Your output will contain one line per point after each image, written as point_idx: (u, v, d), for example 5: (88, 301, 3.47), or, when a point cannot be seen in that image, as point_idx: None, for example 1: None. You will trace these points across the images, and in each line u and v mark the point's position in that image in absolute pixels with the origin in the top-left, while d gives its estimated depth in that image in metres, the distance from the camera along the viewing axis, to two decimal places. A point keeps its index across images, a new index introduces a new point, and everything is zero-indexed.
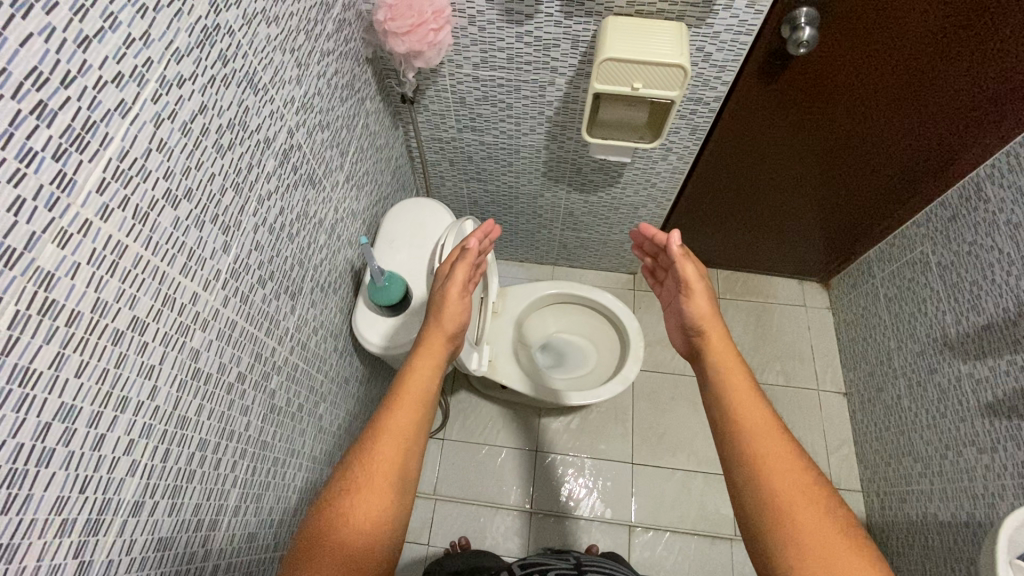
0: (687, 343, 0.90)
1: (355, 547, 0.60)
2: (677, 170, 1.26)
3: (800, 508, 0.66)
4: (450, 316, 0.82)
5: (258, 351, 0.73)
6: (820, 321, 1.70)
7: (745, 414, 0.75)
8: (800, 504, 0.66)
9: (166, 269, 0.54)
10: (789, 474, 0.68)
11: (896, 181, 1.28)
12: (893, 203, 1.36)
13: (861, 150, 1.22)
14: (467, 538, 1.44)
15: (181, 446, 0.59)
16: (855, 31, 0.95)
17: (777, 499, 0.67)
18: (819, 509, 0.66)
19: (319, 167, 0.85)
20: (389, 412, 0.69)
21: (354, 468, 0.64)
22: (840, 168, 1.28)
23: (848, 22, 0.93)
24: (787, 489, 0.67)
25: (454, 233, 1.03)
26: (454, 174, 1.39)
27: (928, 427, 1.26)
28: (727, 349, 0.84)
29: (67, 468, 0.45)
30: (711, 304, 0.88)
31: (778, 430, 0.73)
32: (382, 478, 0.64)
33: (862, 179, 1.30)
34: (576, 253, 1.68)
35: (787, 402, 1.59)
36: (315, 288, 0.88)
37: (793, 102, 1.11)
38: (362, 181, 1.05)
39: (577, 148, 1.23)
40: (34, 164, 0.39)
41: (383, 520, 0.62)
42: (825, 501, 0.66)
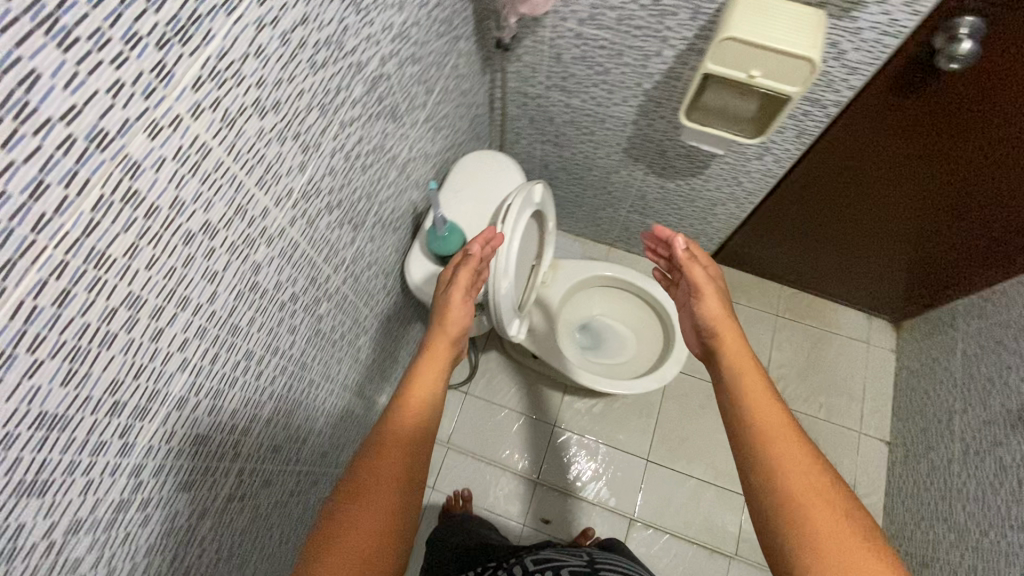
0: (700, 345, 0.87)
1: (362, 549, 0.59)
2: (770, 173, 1.17)
3: (820, 519, 0.61)
4: (453, 319, 0.83)
5: (314, 275, 0.73)
6: (880, 361, 1.59)
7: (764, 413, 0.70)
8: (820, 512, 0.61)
9: (245, 180, 0.53)
10: (810, 479, 0.64)
11: (1011, 237, 1.15)
12: (1000, 260, 1.22)
13: (980, 191, 1.10)
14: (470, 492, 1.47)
15: (229, 352, 0.60)
16: (1012, 58, 0.84)
17: (790, 501, 0.63)
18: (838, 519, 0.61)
19: (403, 102, 0.83)
20: (393, 421, 0.71)
21: (358, 472, 0.65)
22: (950, 206, 1.16)
23: (1011, 44, 0.82)
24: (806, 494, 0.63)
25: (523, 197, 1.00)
26: (531, 133, 1.33)
27: (975, 500, 1.17)
28: (744, 351, 0.79)
29: (125, 353, 0.46)
30: (723, 306, 0.84)
31: (792, 428, 0.69)
32: (387, 484, 0.64)
33: (973, 224, 1.18)
34: (637, 238, 1.61)
35: (823, 437, 1.51)
36: (376, 223, 0.88)
37: (914, 123, 1.01)
38: (440, 123, 1.02)
39: (666, 129, 1.16)
40: (137, 49, 0.38)
41: (391, 517, 0.62)
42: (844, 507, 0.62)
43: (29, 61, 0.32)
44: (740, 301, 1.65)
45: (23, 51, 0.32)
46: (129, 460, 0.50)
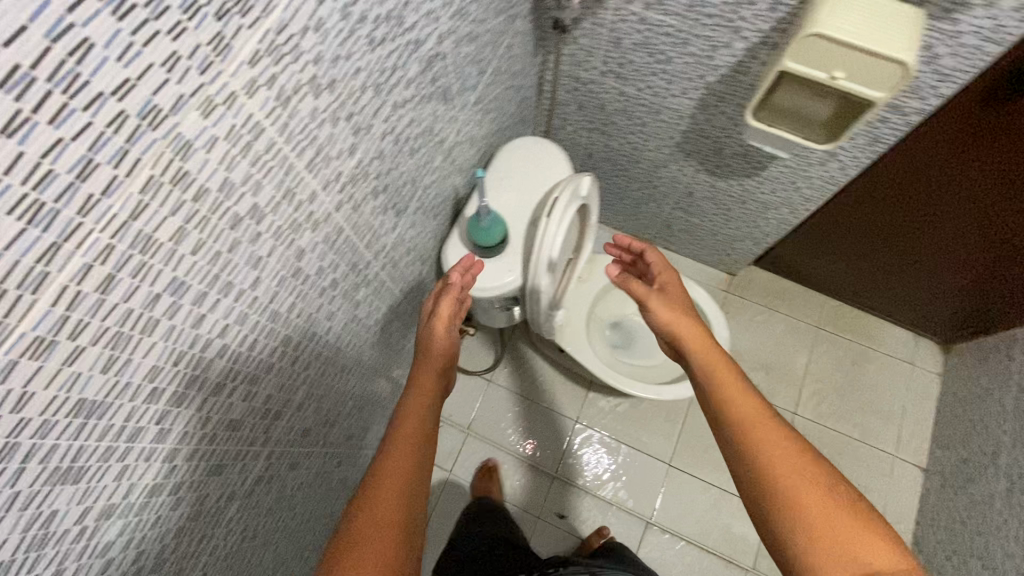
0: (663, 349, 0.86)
1: None
2: (832, 180, 1.10)
3: (812, 505, 0.58)
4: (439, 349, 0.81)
5: (355, 261, 0.71)
6: (923, 385, 1.52)
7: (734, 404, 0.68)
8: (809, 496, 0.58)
9: (295, 162, 0.50)
10: (792, 463, 0.61)
11: None
12: None
13: None
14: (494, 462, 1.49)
15: (268, 338, 0.59)
16: None
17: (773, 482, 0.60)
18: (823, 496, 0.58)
19: (456, 83, 0.78)
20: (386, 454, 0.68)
21: (357, 514, 0.62)
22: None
23: None
24: (789, 477, 0.60)
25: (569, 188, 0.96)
26: (579, 119, 1.28)
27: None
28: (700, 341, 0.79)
29: (166, 340, 0.44)
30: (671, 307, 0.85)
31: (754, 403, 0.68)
32: (386, 520, 0.62)
33: None
34: (678, 235, 1.55)
35: (855, 457, 1.46)
36: (418, 209, 0.85)
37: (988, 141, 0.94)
38: (489, 106, 0.98)
39: (726, 125, 1.09)
40: (196, 19, 0.35)
41: (399, 543, 0.61)
42: (825, 480, 0.60)
43: (82, 29, 0.29)
44: (780, 310, 1.59)
45: (77, 18, 0.29)
46: (164, 445, 0.49)
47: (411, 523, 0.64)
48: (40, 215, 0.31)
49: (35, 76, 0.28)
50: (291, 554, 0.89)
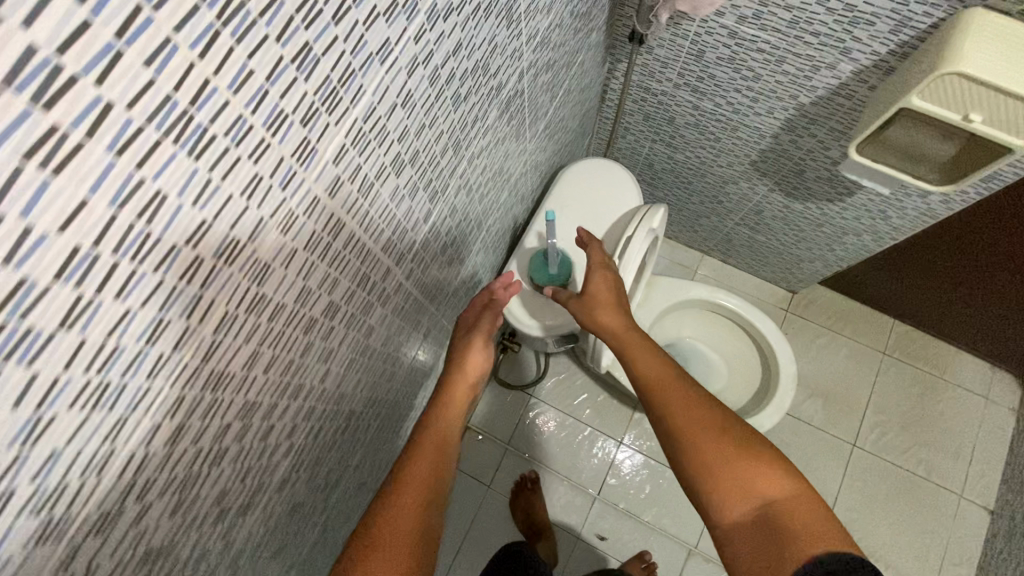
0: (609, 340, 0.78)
1: None
2: (930, 213, 0.98)
3: (710, 453, 0.58)
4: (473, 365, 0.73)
5: (419, 320, 0.65)
6: (995, 420, 1.42)
7: (643, 368, 0.67)
8: (704, 437, 0.59)
9: (372, 247, 0.44)
10: (692, 415, 0.61)
11: None
12: None
13: None
14: (537, 475, 1.45)
15: (332, 420, 0.54)
16: None
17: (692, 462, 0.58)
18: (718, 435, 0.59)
19: (529, 116, 0.71)
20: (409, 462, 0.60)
21: (376, 525, 0.53)
22: None
23: None
24: (686, 428, 0.60)
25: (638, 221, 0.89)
26: (643, 130, 1.18)
27: None
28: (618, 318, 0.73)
29: (235, 462, 0.39)
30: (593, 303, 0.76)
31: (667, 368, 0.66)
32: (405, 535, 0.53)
33: None
34: (738, 250, 1.46)
35: (917, 494, 1.37)
36: (480, 249, 0.78)
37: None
38: (556, 128, 0.89)
39: (813, 148, 0.98)
40: (280, 132, 0.28)
41: (414, 551, 0.52)
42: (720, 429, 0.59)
43: (157, 184, 0.23)
44: (843, 333, 1.49)
45: (151, 173, 0.22)
46: (229, 555, 0.45)
47: (428, 536, 0.55)
48: (105, 396, 0.25)
49: (98, 253, 0.22)
50: None
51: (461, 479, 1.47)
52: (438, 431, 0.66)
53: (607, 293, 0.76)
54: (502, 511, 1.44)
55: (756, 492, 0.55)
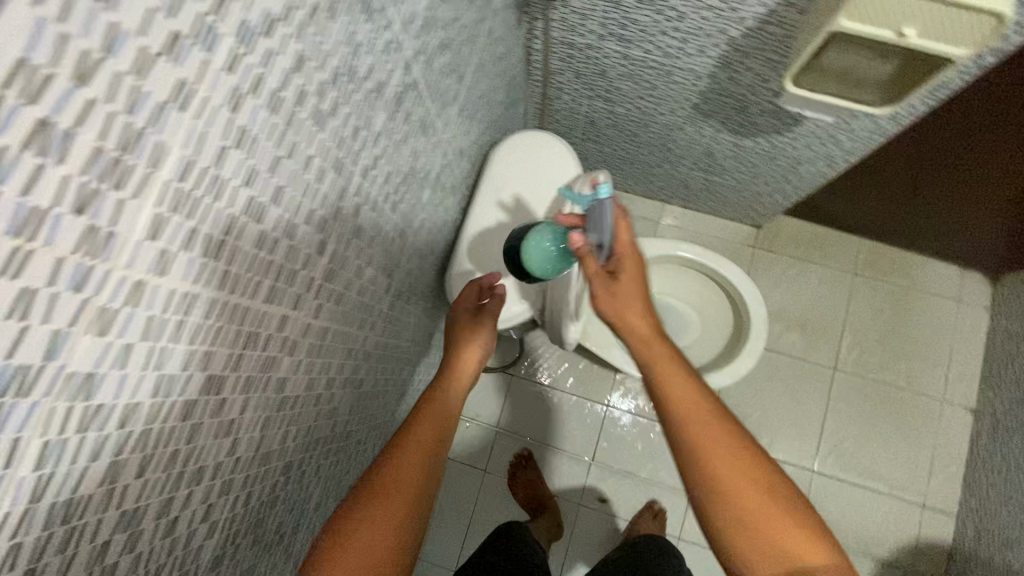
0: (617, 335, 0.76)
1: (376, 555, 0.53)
2: (881, 132, 0.94)
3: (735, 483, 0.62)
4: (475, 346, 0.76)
5: (350, 347, 0.61)
6: (970, 322, 1.43)
7: (670, 383, 0.68)
8: (730, 473, 0.62)
9: (251, 303, 0.40)
10: (720, 443, 0.64)
11: None
12: None
13: None
14: (530, 451, 1.45)
15: (264, 481, 0.50)
16: None
17: (716, 487, 0.62)
18: (740, 466, 0.63)
19: (433, 106, 0.64)
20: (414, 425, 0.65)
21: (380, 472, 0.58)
22: None
23: None
24: (716, 455, 0.63)
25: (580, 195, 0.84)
26: (578, 87, 1.11)
27: None
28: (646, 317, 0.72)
29: (133, 570, 0.36)
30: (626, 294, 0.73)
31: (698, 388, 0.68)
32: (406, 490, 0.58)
33: None
34: (698, 195, 1.41)
35: (902, 408, 1.39)
36: (412, 254, 0.73)
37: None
38: (476, 107, 0.83)
39: (752, 83, 0.93)
40: (43, 232, 0.23)
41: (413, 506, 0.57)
42: (746, 460, 0.63)
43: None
44: (813, 260, 1.47)
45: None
46: None
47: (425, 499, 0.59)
48: None
49: None
50: None
51: (457, 468, 1.47)
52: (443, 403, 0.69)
53: (632, 280, 0.73)
54: (501, 491, 1.46)
55: (772, 523, 0.60)
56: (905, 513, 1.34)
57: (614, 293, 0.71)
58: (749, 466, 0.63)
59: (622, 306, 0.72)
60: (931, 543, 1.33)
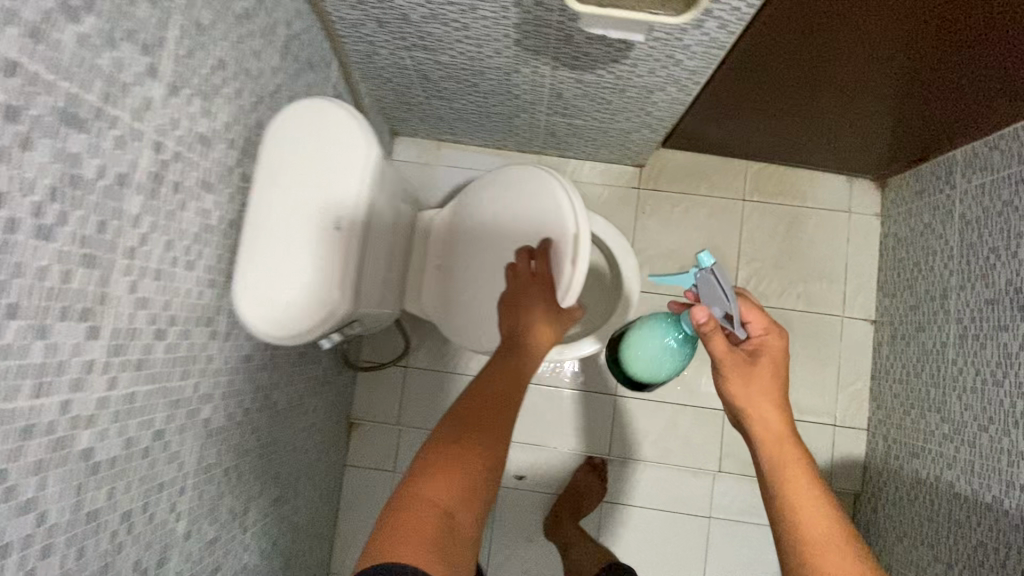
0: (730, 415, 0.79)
1: (446, 496, 0.67)
2: (716, 43, 0.84)
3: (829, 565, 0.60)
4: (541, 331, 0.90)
5: (28, 423, 0.47)
6: (862, 232, 1.38)
7: (784, 460, 0.69)
8: (830, 559, 0.60)
9: None
10: (825, 530, 0.63)
11: (968, 74, 0.92)
12: (979, 104, 0.99)
13: (919, 41, 0.86)
14: None
15: None
16: None
17: (809, 558, 0.61)
18: (840, 555, 0.61)
19: (87, 89, 0.49)
20: (494, 404, 0.79)
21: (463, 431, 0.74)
22: (905, 63, 0.93)
23: None
24: (815, 532, 0.62)
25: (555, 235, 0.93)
26: (387, 38, 0.95)
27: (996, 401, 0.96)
28: (766, 387, 0.74)
29: None
30: (753, 371, 0.75)
31: (808, 472, 0.68)
32: (474, 449, 0.72)
33: (941, 71, 0.93)
34: (568, 141, 1.29)
35: (804, 330, 1.36)
36: (144, 279, 0.59)
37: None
38: (215, 80, 0.67)
39: (563, 6, 0.79)
40: None
41: (485, 472, 0.71)
42: (850, 551, 0.61)
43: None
44: (700, 192, 1.39)
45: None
46: None
47: (495, 466, 0.73)
48: None
49: None
50: None
51: (363, 473, 1.38)
52: (508, 384, 0.82)
53: (768, 363, 0.75)
54: None
55: None
56: (816, 435, 1.33)
57: (746, 374, 0.74)
58: (830, 532, 0.63)
59: (747, 381, 0.74)
60: (845, 460, 1.32)
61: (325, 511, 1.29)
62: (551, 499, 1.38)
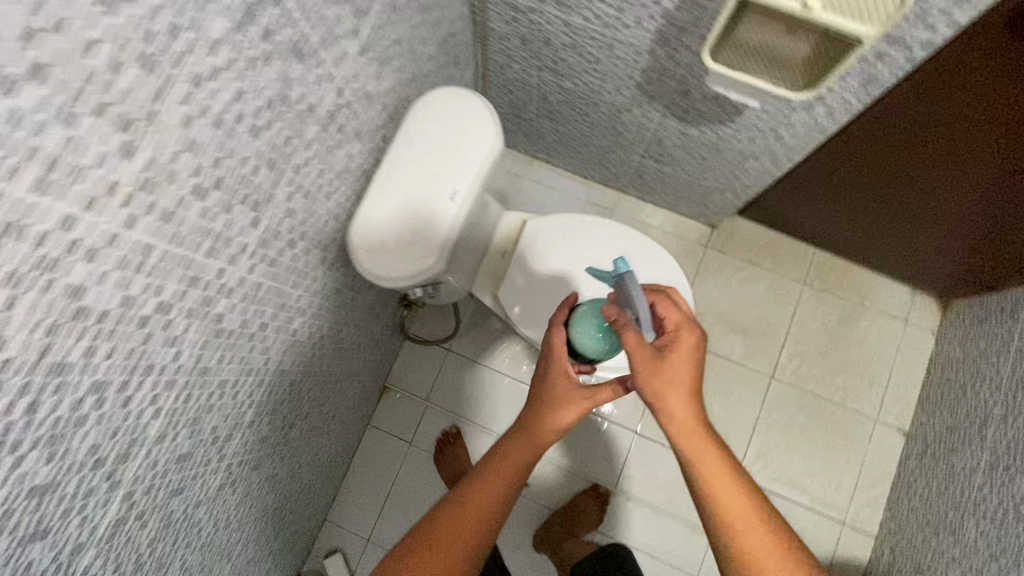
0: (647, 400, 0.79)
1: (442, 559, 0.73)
2: (820, 128, 0.92)
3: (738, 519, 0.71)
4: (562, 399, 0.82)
5: (195, 276, 0.58)
6: (914, 345, 1.40)
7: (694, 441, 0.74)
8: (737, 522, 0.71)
9: (6, 187, 0.36)
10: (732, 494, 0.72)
11: None
12: None
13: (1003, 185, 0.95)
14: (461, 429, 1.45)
15: (59, 394, 0.48)
16: (989, 52, 0.73)
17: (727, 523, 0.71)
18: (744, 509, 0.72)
19: (312, 32, 0.61)
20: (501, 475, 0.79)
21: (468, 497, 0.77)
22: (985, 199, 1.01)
23: (989, 41, 0.71)
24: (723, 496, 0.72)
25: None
26: (524, 55, 1.08)
27: (1007, 532, 0.96)
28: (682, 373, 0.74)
29: None
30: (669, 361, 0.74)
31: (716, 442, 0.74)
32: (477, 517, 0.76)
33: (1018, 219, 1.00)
34: (651, 185, 1.39)
35: (834, 422, 1.37)
36: (294, 194, 0.70)
37: (1005, 75, 0.76)
38: (388, 53, 0.79)
39: (691, 63, 0.89)
40: None
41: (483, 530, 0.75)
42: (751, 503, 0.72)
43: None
44: (764, 265, 1.45)
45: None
46: None
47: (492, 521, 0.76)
48: None
49: None
50: (198, 560, 0.85)
51: (383, 436, 1.47)
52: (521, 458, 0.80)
53: (680, 361, 0.74)
54: (424, 464, 1.46)
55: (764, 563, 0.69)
56: (822, 528, 1.32)
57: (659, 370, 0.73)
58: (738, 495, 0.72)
59: (665, 391, 0.73)
60: (845, 561, 1.31)
61: (339, 459, 1.37)
62: (547, 513, 1.41)
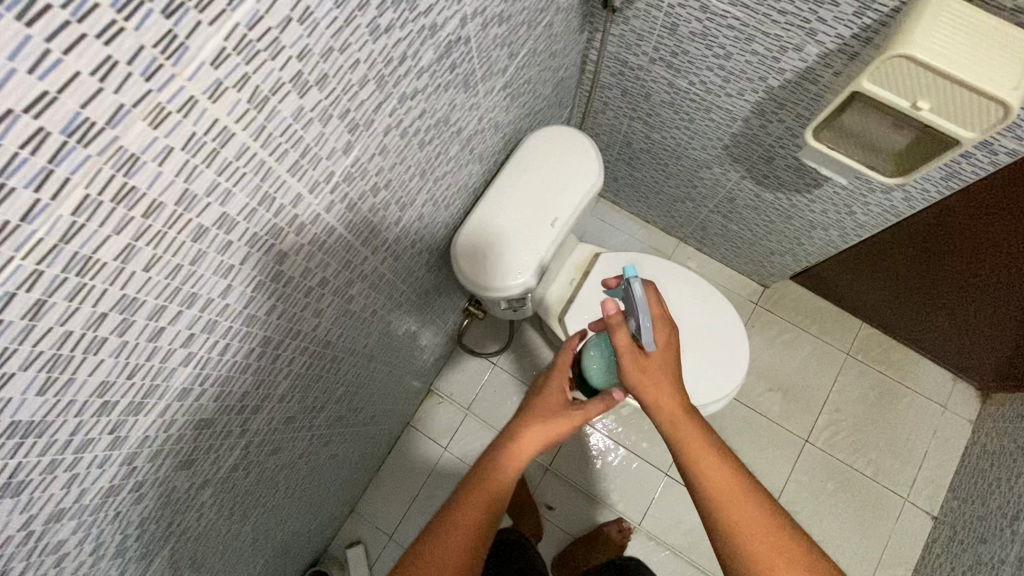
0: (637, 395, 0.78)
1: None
2: (893, 211, 0.99)
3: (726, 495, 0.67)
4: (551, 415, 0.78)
5: (349, 259, 0.66)
6: (950, 431, 1.43)
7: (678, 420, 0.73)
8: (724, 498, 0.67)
9: (275, 166, 0.45)
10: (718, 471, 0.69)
11: None
12: None
13: None
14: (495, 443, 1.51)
15: (242, 342, 0.55)
16: None
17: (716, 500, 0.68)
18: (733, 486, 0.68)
19: (479, 68, 0.70)
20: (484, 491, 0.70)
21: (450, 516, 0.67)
22: None
23: None
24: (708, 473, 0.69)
25: (713, 403, 1.12)
26: (621, 105, 1.17)
27: None
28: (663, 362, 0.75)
29: (117, 356, 0.41)
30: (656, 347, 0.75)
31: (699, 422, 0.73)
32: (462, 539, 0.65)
33: None
34: (712, 239, 1.46)
35: (863, 495, 1.39)
36: (427, 201, 0.79)
37: None
38: (519, 90, 0.89)
39: (782, 135, 0.98)
40: (137, 17, 0.29)
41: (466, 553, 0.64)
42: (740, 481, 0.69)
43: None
44: (810, 330, 1.50)
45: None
46: (120, 451, 0.48)
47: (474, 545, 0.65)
48: None
49: None
50: (264, 522, 0.90)
51: (421, 438, 1.53)
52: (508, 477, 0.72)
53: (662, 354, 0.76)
54: (455, 472, 1.50)
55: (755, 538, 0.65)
56: None
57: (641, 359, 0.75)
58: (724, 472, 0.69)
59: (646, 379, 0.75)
60: None
61: (378, 452, 1.42)
62: (568, 539, 1.44)
